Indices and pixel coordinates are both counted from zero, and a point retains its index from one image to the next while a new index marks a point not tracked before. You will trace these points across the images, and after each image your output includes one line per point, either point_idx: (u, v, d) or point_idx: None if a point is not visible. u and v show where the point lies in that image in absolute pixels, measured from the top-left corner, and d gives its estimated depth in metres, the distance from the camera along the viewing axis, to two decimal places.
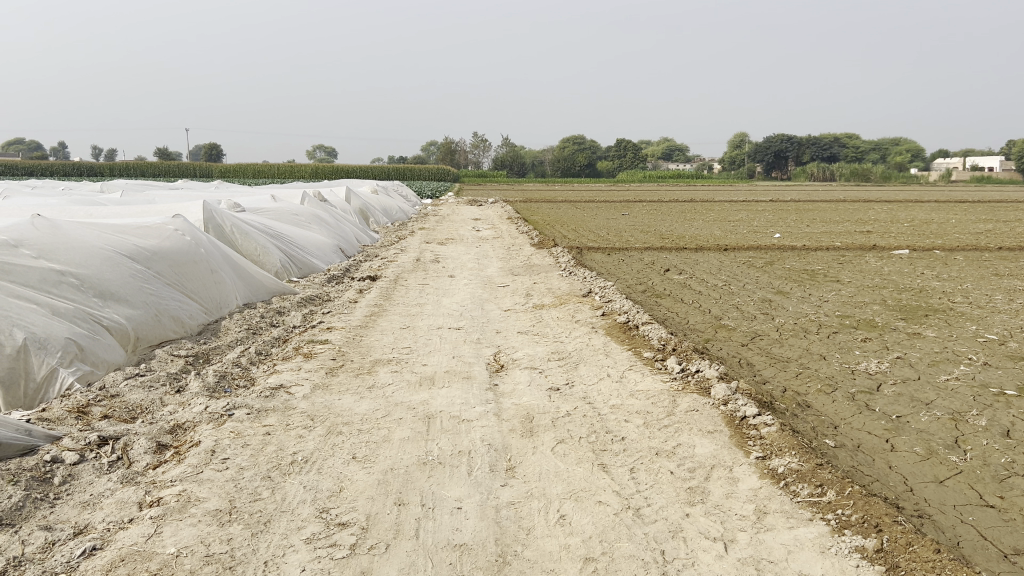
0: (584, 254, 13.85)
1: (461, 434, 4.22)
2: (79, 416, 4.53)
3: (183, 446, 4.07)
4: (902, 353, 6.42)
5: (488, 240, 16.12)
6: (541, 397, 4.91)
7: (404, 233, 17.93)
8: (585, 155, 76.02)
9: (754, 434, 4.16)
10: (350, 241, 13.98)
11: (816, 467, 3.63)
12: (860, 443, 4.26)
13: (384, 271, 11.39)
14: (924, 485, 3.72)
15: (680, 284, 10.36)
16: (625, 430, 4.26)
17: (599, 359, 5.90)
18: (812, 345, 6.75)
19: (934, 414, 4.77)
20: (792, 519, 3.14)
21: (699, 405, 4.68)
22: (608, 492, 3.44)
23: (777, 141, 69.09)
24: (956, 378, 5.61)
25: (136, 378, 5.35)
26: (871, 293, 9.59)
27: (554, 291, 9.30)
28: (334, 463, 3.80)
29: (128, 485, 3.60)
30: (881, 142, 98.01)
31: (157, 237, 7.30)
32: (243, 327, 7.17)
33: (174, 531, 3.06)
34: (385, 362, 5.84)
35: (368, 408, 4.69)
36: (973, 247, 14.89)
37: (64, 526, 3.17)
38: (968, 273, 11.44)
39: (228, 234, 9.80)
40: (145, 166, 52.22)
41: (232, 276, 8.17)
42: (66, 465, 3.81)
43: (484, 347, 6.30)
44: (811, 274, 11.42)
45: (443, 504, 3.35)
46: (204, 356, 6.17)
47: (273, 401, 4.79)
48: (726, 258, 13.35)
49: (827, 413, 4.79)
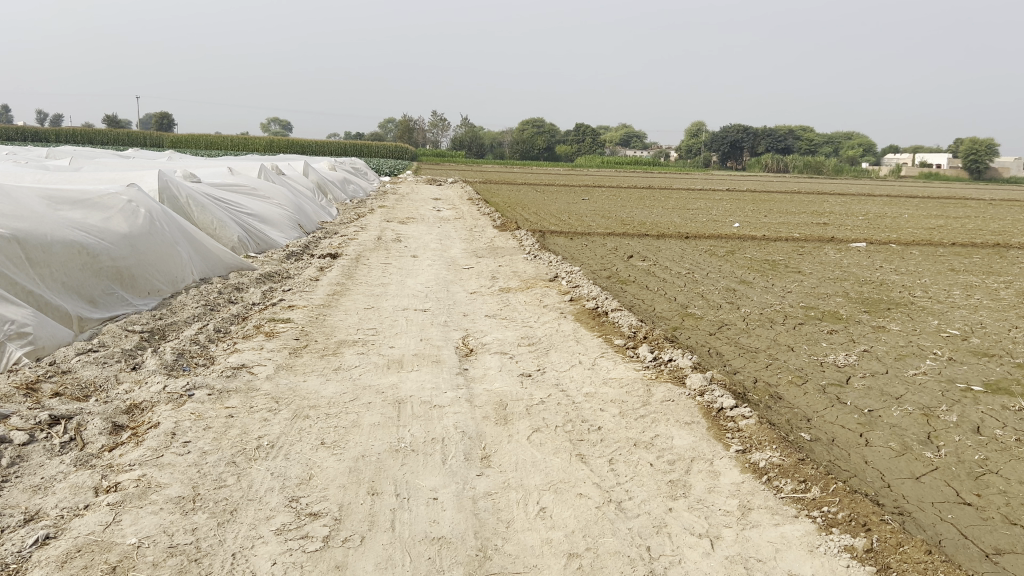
0: (547, 237, 13.75)
1: (433, 421, 4.09)
2: (28, 393, 4.28)
3: (141, 428, 3.87)
4: (869, 346, 6.44)
5: (449, 221, 15.92)
6: (513, 383, 4.81)
7: (363, 210, 17.62)
8: (544, 138, 75.97)
9: (732, 426, 4.11)
10: (308, 217, 13.69)
11: (797, 462, 3.59)
12: (835, 437, 4.24)
13: (345, 249, 11.15)
14: (902, 481, 3.70)
15: (644, 271, 10.32)
16: (601, 419, 4.17)
17: (570, 345, 5.81)
18: (779, 336, 6.73)
19: (905, 409, 4.78)
20: (777, 516, 3.09)
21: (674, 395, 4.61)
22: (588, 485, 3.35)
23: (734, 133, 69.84)
24: (924, 373, 5.63)
25: (89, 354, 5.10)
26: (833, 285, 9.65)
27: (519, 275, 9.17)
28: (301, 449, 3.64)
29: (83, 469, 3.40)
30: (835, 137, 99.71)
31: (111, 210, 6.98)
32: (200, 303, 6.92)
33: (134, 520, 2.88)
34: (351, 343, 5.67)
35: (335, 391, 4.53)
36: (927, 242, 15.13)
37: (13, 512, 2.97)
38: (926, 268, 11.61)
39: (184, 206, 9.51)
40: (94, 133, 50.61)
41: (189, 251, 7.90)
42: (14, 445, 3.59)
43: (452, 330, 6.18)
44: (773, 264, 11.49)
45: (417, 494, 3.23)
46: (160, 333, 5.92)
47: (234, 382, 4.60)
48: (688, 247, 13.37)
49: (800, 406, 4.76)
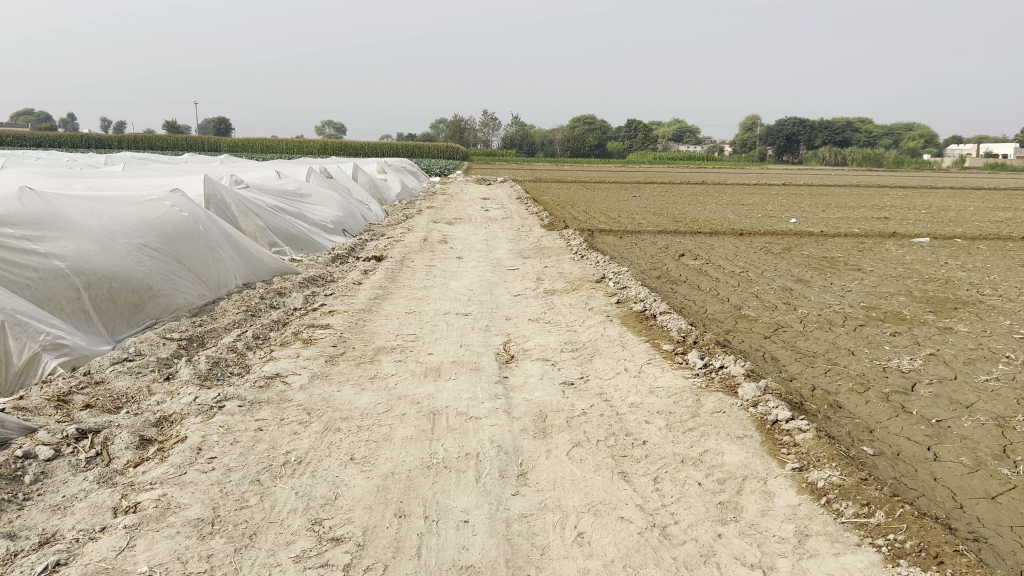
0: (597, 237, 13.44)
1: (467, 434, 3.90)
2: (59, 405, 4.21)
3: (168, 442, 3.76)
4: (936, 350, 6.04)
5: (497, 221, 15.71)
6: (554, 393, 4.59)
7: (411, 211, 17.54)
8: (594, 135, 75.51)
9: (788, 440, 3.83)
10: (356, 219, 13.60)
11: (860, 483, 3.31)
12: (901, 450, 3.93)
13: (391, 251, 11.05)
14: (976, 501, 3.39)
15: (696, 271, 9.98)
16: (646, 433, 3.93)
17: (616, 351, 5.57)
18: (839, 339, 6.37)
19: (978, 420, 4.43)
20: (837, 544, 2.84)
21: (725, 406, 4.34)
22: (630, 507, 3.12)
23: (790, 126, 68.43)
24: (996, 379, 5.25)
25: (124, 363, 5.01)
26: (895, 284, 9.18)
27: (566, 276, 8.92)
28: (330, 465, 3.48)
29: (105, 486, 3.29)
30: (894, 127, 97.08)
31: (153, 213, 6.96)
32: (241, 308, 6.84)
33: (148, 544, 2.75)
34: (389, 350, 5.52)
35: (370, 402, 4.37)
36: (995, 236, 14.41)
37: (30, 535, 2.86)
38: (994, 263, 10.99)
39: (230, 211, 9.51)
40: (154, 139, 52.05)
41: (232, 255, 7.86)
42: (39, 461, 3.50)
43: (494, 335, 5.99)
44: (831, 261, 11.01)
45: (448, 516, 3.04)
46: (198, 340, 5.84)
47: (267, 393, 4.47)
48: (743, 244, 12.93)
49: (861, 416, 4.45)
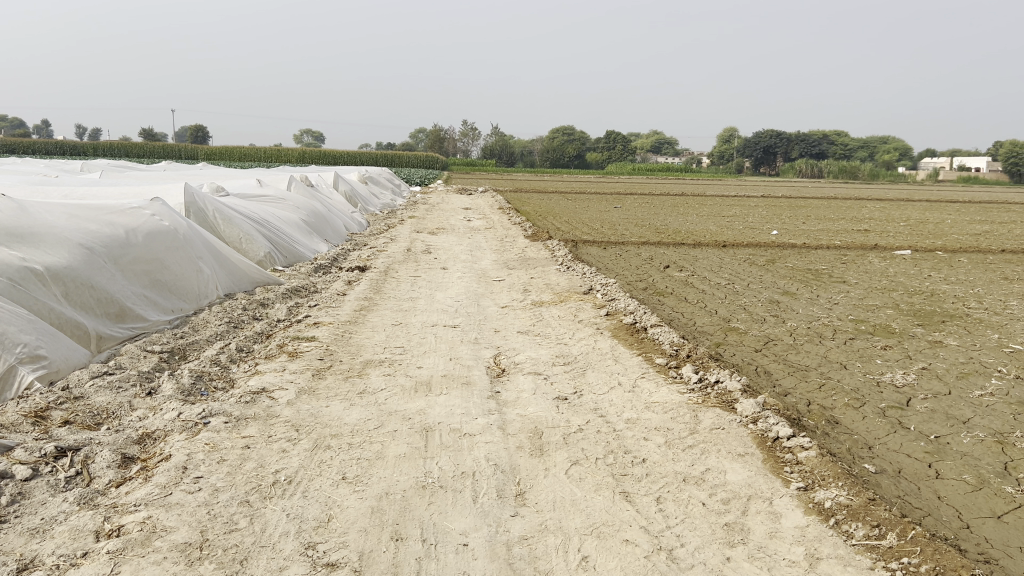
0: (581, 247, 13.39)
1: (463, 452, 3.79)
2: (36, 422, 4.05)
3: (151, 460, 3.62)
4: (928, 364, 6.01)
5: (480, 231, 15.61)
6: (548, 408, 4.49)
7: (392, 221, 17.38)
8: (574, 146, 75.70)
9: (790, 458, 3.76)
10: (338, 228, 13.44)
11: (868, 504, 3.24)
12: (902, 467, 3.88)
13: (374, 261, 10.92)
14: (982, 521, 3.33)
15: (682, 283, 9.94)
16: (645, 450, 3.85)
17: (608, 364, 5.48)
18: (830, 352, 6.33)
19: (976, 436, 4.38)
20: (850, 568, 2.76)
21: (724, 423, 4.26)
22: (634, 529, 3.02)
23: (768, 138, 69.00)
24: (990, 394, 5.22)
25: (104, 377, 4.86)
26: (881, 296, 9.17)
27: (552, 288, 8.83)
28: (321, 485, 3.36)
29: (86, 508, 3.14)
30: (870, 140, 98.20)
31: (134, 221, 6.81)
32: (223, 319, 6.69)
33: (133, 571, 2.62)
34: (376, 363, 5.40)
35: (359, 418, 4.25)
36: (975, 249, 14.51)
37: (7, 560, 2.72)
38: (976, 276, 11.05)
39: (211, 220, 9.34)
40: (130, 146, 51.59)
41: (213, 265, 7.71)
42: (16, 481, 3.34)
43: (483, 348, 5.88)
44: (815, 274, 11.01)
45: (446, 539, 2.93)
46: (180, 352, 5.69)
47: (253, 408, 4.33)
48: (727, 255, 12.91)
49: (859, 432, 4.39)
